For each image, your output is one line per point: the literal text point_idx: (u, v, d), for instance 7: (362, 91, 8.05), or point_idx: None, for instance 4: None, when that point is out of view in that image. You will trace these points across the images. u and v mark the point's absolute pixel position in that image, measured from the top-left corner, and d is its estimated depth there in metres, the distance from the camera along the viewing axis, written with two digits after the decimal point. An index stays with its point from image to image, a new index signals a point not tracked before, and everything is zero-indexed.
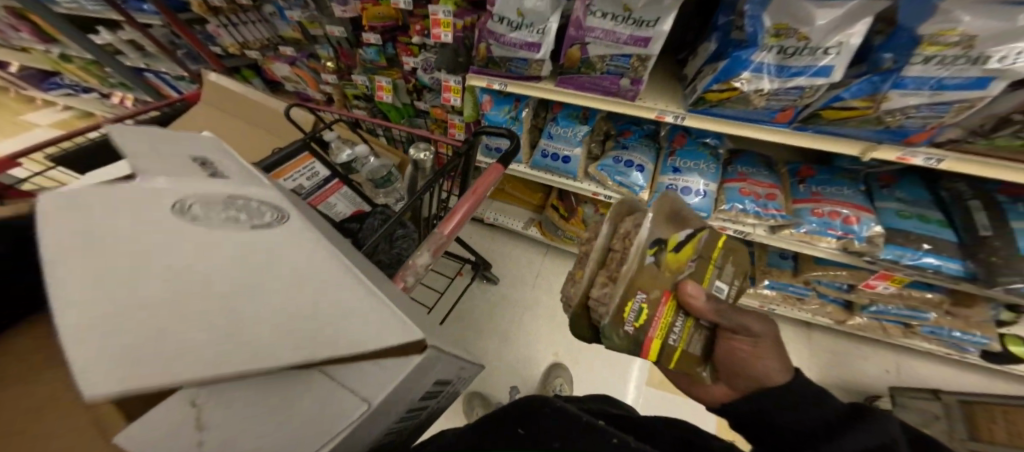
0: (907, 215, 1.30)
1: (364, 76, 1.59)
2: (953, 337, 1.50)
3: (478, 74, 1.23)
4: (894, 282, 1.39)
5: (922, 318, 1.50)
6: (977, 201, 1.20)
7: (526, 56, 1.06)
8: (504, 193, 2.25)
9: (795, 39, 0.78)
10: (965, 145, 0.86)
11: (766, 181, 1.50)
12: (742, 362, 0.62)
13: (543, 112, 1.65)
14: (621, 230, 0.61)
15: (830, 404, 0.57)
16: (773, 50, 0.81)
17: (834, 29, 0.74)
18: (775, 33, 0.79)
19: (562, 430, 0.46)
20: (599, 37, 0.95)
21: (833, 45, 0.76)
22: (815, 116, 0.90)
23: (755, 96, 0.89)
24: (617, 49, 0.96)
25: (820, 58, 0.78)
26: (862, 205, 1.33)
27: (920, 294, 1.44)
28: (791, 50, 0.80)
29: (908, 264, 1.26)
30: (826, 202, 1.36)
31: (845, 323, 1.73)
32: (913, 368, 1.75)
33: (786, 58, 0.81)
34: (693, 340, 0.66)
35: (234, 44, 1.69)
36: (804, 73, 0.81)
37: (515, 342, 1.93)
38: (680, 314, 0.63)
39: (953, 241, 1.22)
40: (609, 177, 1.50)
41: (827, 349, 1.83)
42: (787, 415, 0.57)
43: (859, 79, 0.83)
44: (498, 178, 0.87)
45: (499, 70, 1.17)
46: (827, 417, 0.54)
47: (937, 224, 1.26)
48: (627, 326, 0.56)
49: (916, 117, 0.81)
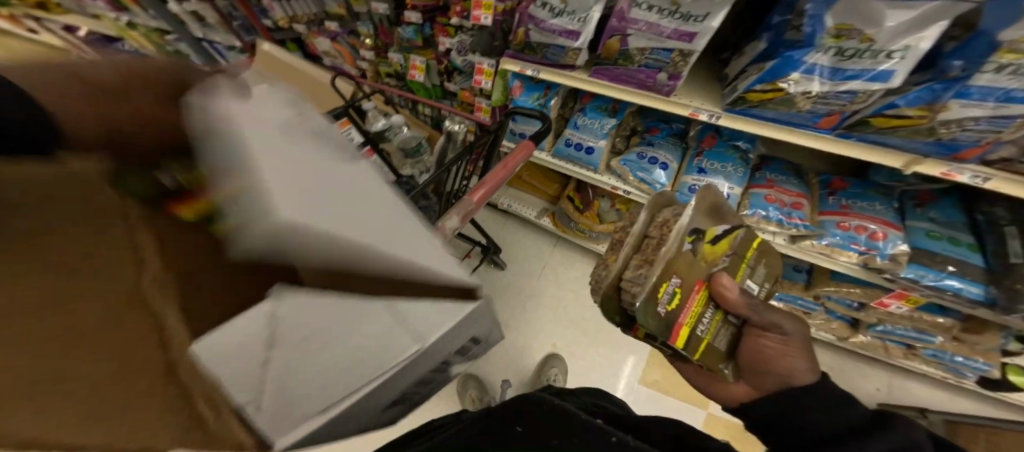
0: (937, 236, 1.25)
1: (399, 54, 1.59)
2: (954, 361, 1.50)
3: (513, 58, 1.23)
4: (909, 302, 1.37)
5: (927, 341, 1.48)
6: (1013, 228, 1.13)
7: (565, 43, 1.06)
8: (521, 181, 2.24)
9: (858, 40, 0.75)
10: (1019, 166, 0.81)
11: (794, 189, 1.46)
12: (768, 357, 0.70)
13: (572, 102, 1.64)
14: (660, 219, 0.66)
15: (854, 411, 0.57)
16: (830, 52, 0.79)
17: (904, 33, 0.71)
18: (836, 34, 0.77)
19: (561, 429, 0.48)
20: (642, 29, 0.94)
21: (899, 48, 0.72)
22: (863, 123, 0.88)
23: (801, 98, 0.87)
24: (659, 42, 0.94)
25: (880, 62, 0.75)
26: (891, 222, 1.29)
27: (931, 318, 1.40)
28: (849, 52, 0.77)
29: (928, 284, 1.22)
30: (854, 216, 1.32)
31: (848, 340, 1.71)
32: (912, 391, 1.71)
33: (843, 60, 0.79)
34: (721, 334, 0.74)
35: (285, 18, 1.74)
36: (859, 76, 0.79)
37: (517, 330, 1.96)
38: (711, 307, 0.70)
39: (981, 266, 1.18)
40: (630, 172, 1.49)
41: (829, 364, 1.80)
42: (813, 416, 0.59)
43: (920, 86, 0.79)
44: (526, 156, 0.87)
45: (534, 55, 1.17)
46: (849, 418, 0.56)
47: (968, 248, 1.21)
48: (658, 307, 0.58)
49: (973, 131, 0.77)
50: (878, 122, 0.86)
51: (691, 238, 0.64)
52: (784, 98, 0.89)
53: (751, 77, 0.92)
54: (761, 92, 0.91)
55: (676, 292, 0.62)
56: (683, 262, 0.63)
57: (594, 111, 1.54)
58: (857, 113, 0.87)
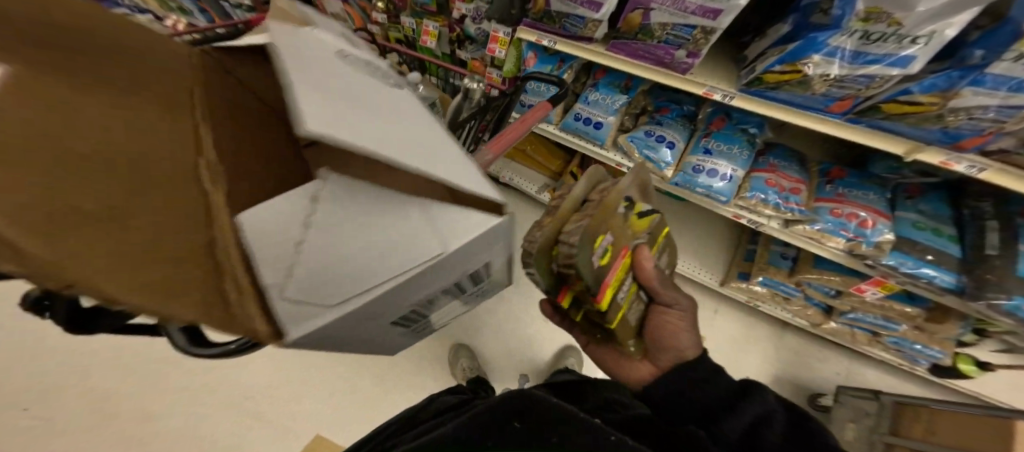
0: (922, 227, 1.32)
1: (412, 19, 1.53)
2: (913, 348, 1.59)
3: (530, 27, 1.21)
4: (883, 289, 1.45)
5: (892, 328, 1.58)
6: (994, 221, 1.19)
7: (585, 14, 1.03)
8: (522, 154, 2.18)
9: (885, 24, 0.73)
10: (1015, 157, 0.83)
11: (795, 175, 1.50)
12: (666, 331, 0.84)
13: (584, 77, 1.62)
14: (599, 188, 0.73)
15: (725, 380, 0.73)
16: (856, 35, 0.78)
17: (933, 19, 0.68)
18: (865, 17, 0.75)
19: (563, 426, 0.53)
20: (665, 4, 0.91)
21: (924, 34, 0.70)
22: (874, 108, 0.90)
23: (817, 81, 0.88)
24: (682, 18, 0.91)
25: (905, 47, 0.73)
26: (882, 211, 1.33)
27: (900, 307, 1.50)
28: (875, 35, 0.76)
29: (904, 271, 1.29)
30: (848, 204, 1.37)
31: (819, 327, 1.81)
32: (866, 377, 1.89)
33: (867, 44, 0.78)
34: (632, 308, 0.83)
35: None
36: (882, 61, 0.78)
37: (510, 305, 2.03)
38: (630, 277, 0.78)
39: (955, 256, 1.25)
40: (637, 149, 1.50)
41: (792, 349, 1.97)
42: (703, 389, 0.73)
43: (937, 72, 0.80)
44: (543, 115, 0.86)
45: (553, 25, 1.15)
46: (719, 389, 0.71)
47: (947, 239, 1.28)
48: (594, 258, 0.62)
49: (980, 119, 0.79)
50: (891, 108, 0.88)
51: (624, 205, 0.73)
52: (800, 83, 0.91)
53: (770, 58, 0.94)
54: (778, 74, 0.93)
55: (611, 252, 0.67)
56: (619, 226, 0.71)
57: (605, 88, 1.54)
58: (871, 99, 0.90)
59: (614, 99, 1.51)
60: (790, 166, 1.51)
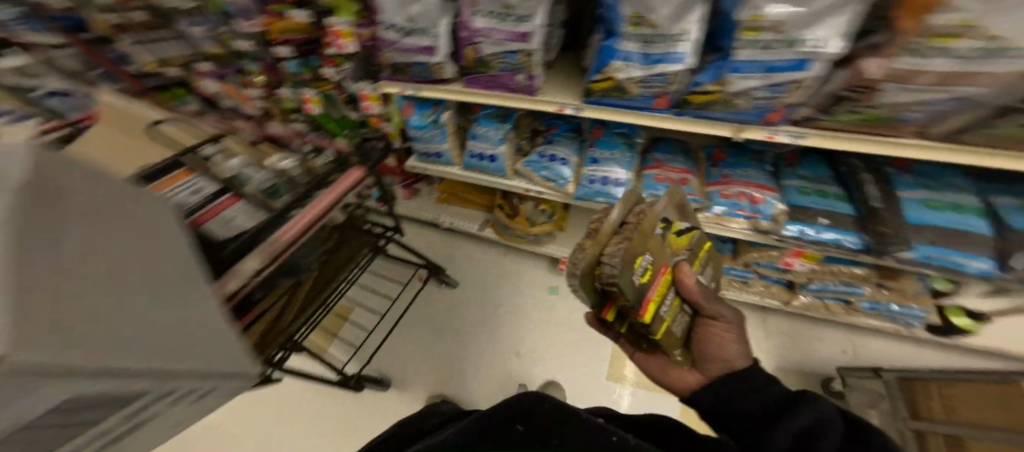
0: (806, 192, 1.42)
1: (292, 90, 1.62)
2: (891, 310, 1.61)
3: (390, 80, 1.32)
4: (808, 259, 1.55)
5: (856, 293, 1.59)
6: (867, 176, 1.35)
7: (425, 59, 1.13)
8: (455, 196, 2.25)
9: (648, 25, 0.87)
10: (816, 122, 1.00)
11: (679, 166, 1.60)
12: (716, 341, 0.83)
13: (468, 114, 1.73)
14: (635, 210, 0.73)
15: (774, 388, 0.68)
16: (635, 38, 0.91)
17: (676, 17, 0.84)
18: (634, 21, 0.88)
19: (587, 438, 0.50)
20: (486, 37, 1.03)
21: (679, 32, 0.86)
22: (684, 102, 1.03)
23: (630, 84, 1.00)
24: (504, 46, 1.03)
25: (673, 44, 0.88)
26: (766, 185, 1.45)
27: (847, 269, 1.53)
28: (645, 37, 0.90)
29: (811, 239, 1.36)
30: (733, 185, 1.49)
31: (790, 304, 1.82)
32: (867, 345, 1.84)
33: (646, 45, 0.91)
34: (676, 321, 0.84)
35: (153, 64, 1.51)
36: (665, 55, 0.90)
37: (464, 338, 1.99)
38: (672, 291, 0.80)
39: (851, 215, 1.33)
40: (534, 172, 1.59)
41: (784, 333, 1.91)
42: (742, 401, 0.68)
43: (708, 66, 0.96)
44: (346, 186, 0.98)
45: (406, 75, 1.24)
46: (768, 397, 0.66)
47: (834, 198, 1.38)
48: (635, 277, 0.66)
49: (761, 98, 0.93)
50: (698, 98, 1.00)
51: (664, 224, 0.77)
52: (615, 83, 1.02)
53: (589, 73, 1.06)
54: (600, 83, 1.04)
55: (653, 269, 0.71)
56: (660, 241, 0.74)
57: (490, 119, 1.62)
58: (680, 92, 1.01)
59: (494, 128, 1.59)
60: (679, 161, 1.63)
